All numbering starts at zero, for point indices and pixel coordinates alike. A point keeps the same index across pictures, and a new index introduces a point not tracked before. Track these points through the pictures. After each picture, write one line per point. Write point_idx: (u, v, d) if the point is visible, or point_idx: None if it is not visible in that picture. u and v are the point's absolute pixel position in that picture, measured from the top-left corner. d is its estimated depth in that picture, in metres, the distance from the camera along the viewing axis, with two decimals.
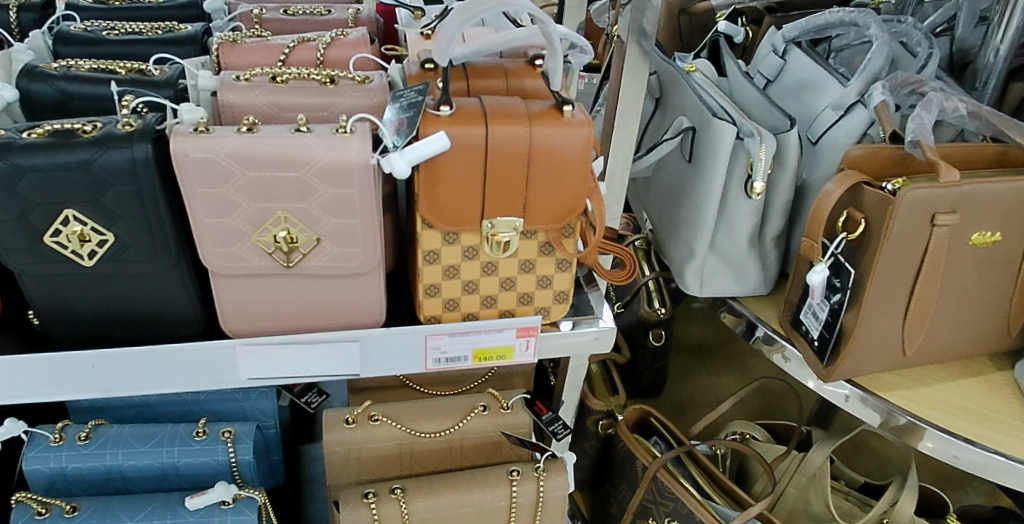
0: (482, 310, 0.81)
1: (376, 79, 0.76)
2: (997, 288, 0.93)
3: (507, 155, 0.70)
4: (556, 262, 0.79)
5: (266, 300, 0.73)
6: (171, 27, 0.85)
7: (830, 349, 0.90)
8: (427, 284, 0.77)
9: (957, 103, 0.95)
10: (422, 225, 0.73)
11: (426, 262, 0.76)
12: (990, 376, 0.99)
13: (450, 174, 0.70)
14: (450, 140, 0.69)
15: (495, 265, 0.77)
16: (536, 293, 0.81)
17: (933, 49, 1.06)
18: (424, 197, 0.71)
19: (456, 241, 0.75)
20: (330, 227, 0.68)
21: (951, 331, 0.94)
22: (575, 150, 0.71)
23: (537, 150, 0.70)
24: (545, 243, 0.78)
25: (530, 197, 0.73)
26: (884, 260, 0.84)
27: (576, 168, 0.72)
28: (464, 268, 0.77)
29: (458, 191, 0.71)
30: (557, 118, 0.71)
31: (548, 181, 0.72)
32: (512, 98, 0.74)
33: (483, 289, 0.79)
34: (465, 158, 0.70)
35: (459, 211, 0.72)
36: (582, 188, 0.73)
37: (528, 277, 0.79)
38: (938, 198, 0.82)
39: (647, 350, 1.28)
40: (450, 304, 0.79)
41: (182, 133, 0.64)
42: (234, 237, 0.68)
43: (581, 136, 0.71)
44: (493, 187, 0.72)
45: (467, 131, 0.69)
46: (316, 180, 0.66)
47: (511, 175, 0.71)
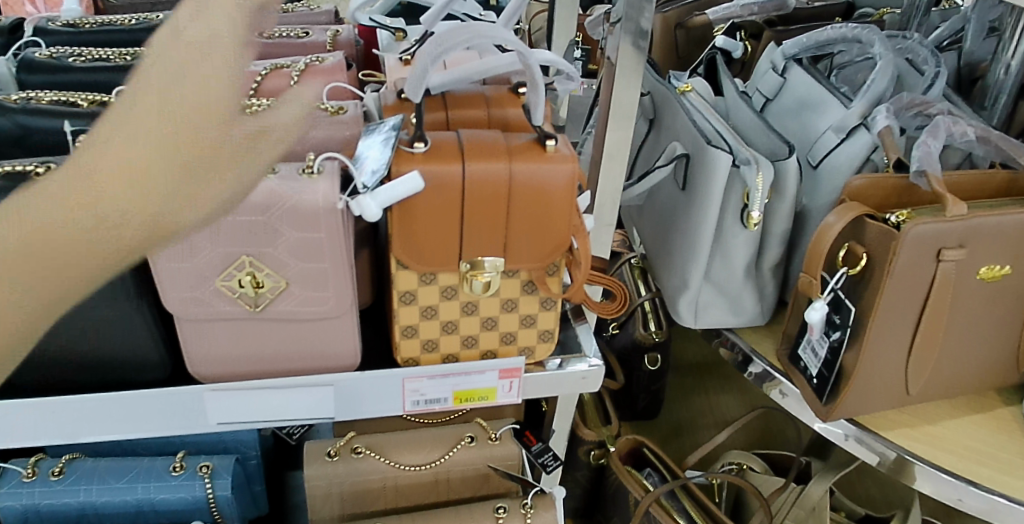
0: (462, 351, 0.77)
1: (350, 110, 0.72)
2: (1004, 323, 0.90)
3: (485, 195, 0.66)
4: (540, 301, 0.76)
5: (235, 344, 0.70)
6: (140, 52, 0.82)
7: (829, 387, 0.86)
8: (404, 325, 0.74)
9: (966, 127, 0.91)
10: (397, 266, 0.70)
11: (402, 302, 0.73)
12: (996, 412, 0.96)
13: (426, 214, 0.67)
14: (425, 180, 0.65)
15: (475, 304, 0.74)
16: (519, 333, 0.77)
17: (941, 67, 1.01)
18: (398, 238, 0.68)
19: (434, 281, 0.72)
20: (298, 271, 0.65)
21: (957, 367, 0.91)
22: (558, 187, 0.67)
23: (518, 188, 0.66)
24: (528, 282, 0.75)
25: (511, 236, 0.69)
26: (887, 296, 0.80)
27: (561, 206, 0.68)
28: (442, 309, 0.74)
29: (433, 232, 0.68)
30: (539, 153, 0.67)
31: (530, 220, 0.68)
32: (492, 131, 0.70)
33: (463, 329, 0.76)
34: (441, 198, 0.66)
35: (436, 253, 0.69)
36: (566, 226, 0.69)
37: (511, 316, 0.76)
38: (944, 233, 0.79)
39: (642, 374, 1.24)
40: (429, 345, 0.76)
41: None
42: (198, 282, 0.65)
43: (564, 172, 0.67)
44: (470, 227, 0.68)
45: (443, 169, 0.65)
46: (281, 224, 0.62)
47: (490, 215, 0.67)
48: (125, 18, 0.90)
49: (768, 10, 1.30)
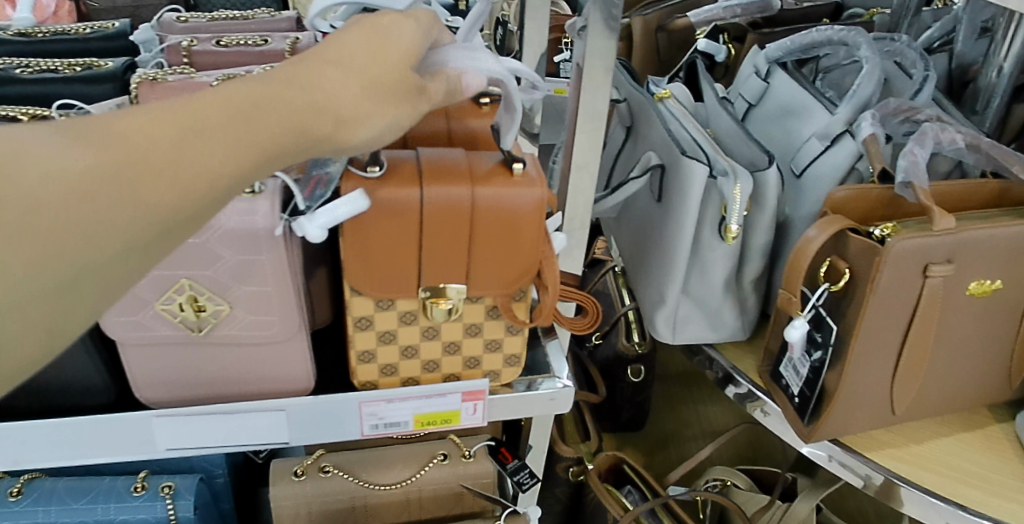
0: (424, 375, 0.75)
1: None
2: (995, 340, 0.88)
3: (446, 220, 0.63)
4: (506, 325, 0.73)
5: (180, 369, 0.67)
6: (91, 63, 0.78)
7: (811, 407, 0.83)
8: (361, 350, 0.71)
9: (954, 135, 0.90)
10: (352, 292, 0.67)
11: (357, 328, 0.69)
12: (987, 429, 0.94)
13: (383, 240, 0.63)
14: (380, 204, 0.61)
15: (436, 330, 0.71)
16: (484, 357, 0.74)
17: (930, 71, 1.04)
18: (351, 264, 0.64)
19: (391, 307, 0.69)
20: (241, 294, 0.62)
21: (948, 385, 0.88)
22: (526, 215, 0.64)
23: (482, 214, 0.63)
24: (492, 308, 0.71)
25: (475, 263, 0.66)
26: (869, 315, 0.76)
27: (530, 232, 0.65)
28: (401, 334, 0.70)
29: (390, 259, 0.64)
30: (507, 177, 0.64)
31: (495, 247, 0.65)
32: (455, 151, 0.67)
33: (424, 353, 0.73)
34: (399, 223, 0.63)
35: (393, 280, 0.66)
36: (534, 254, 0.66)
37: (475, 340, 0.73)
38: (931, 248, 0.76)
39: (625, 386, 1.21)
40: (388, 369, 0.73)
41: None
42: (137, 306, 0.62)
43: (533, 199, 0.63)
44: (431, 254, 0.64)
45: (400, 194, 0.62)
46: (220, 246, 0.59)
47: (452, 241, 0.64)
48: (80, 27, 0.87)
49: (753, 11, 1.27)
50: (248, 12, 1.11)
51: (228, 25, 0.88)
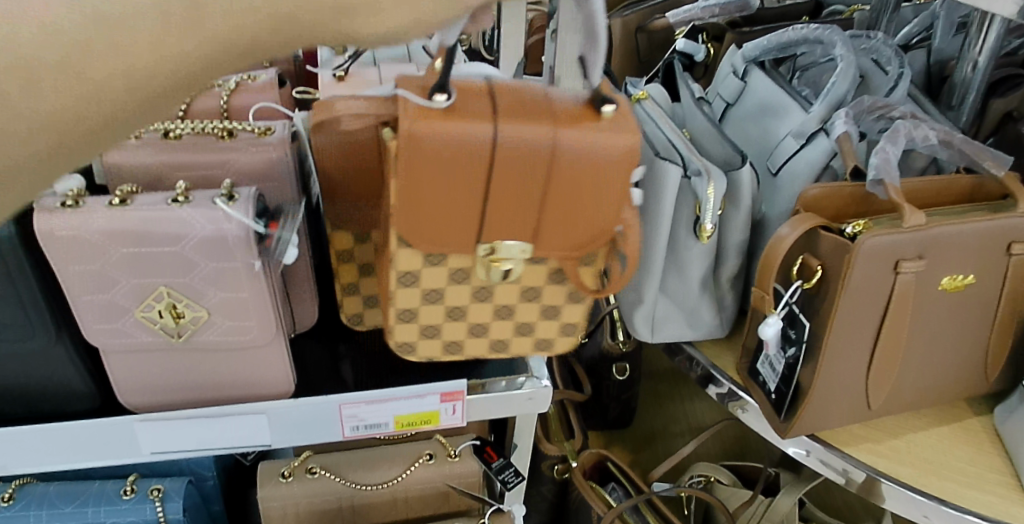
0: (468, 338, 0.74)
1: (278, 129, 0.69)
2: (970, 334, 0.89)
3: (517, 162, 0.60)
4: (568, 293, 0.73)
5: (162, 375, 0.68)
6: None
7: (787, 404, 0.84)
8: (401, 309, 0.70)
9: (928, 132, 0.92)
10: (398, 244, 0.65)
11: (402, 283, 0.68)
12: (968, 422, 0.95)
13: (447, 182, 0.61)
14: (451, 141, 0.59)
15: (488, 291, 0.71)
16: (537, 325, 0.74)
17: (904, 68, 1.07)
18: (401, 209, 0.62)
19: (441, 263, 0.68)
20: (218, 301, 0.63)
21: (926, 380, 0.89)
22: (613, 162, 0.61)
23: (560, 159, 0.60)
24: (554, 270, 0.70)
25: (546, 220, 0.64)
26: (841, 311, 0.78)
27: (616, 193, 0.63)
28: (449, 295, 0.70)
29: (452, 205, 0.62)
30: (598, 123, 0.61)
31: (568, 199, 0.63)
32: (533, 93, 0.63)
33: (472, 316, 0.73)
34: (470, 167, 0.60)
35: (449, 231, 0.64)
36: (610, 210, 0.64)
37: (532, 306, 0.73)
38: (902, 244, 0.77)
39: (611, 384, 1.23)
40: (430, 330, 0.73)
41: (47, 210, 0.59)
42: (116, 313, 0.63)
43: (622, 144, 0.60)
44: (498, 205, 0.62)
45: (469, 130, 0.59)
46: (196, 254, 0.61)
47: (526, 191, 0.62)
48: None
49: (732, 10, 1.23)
50: None
51: None
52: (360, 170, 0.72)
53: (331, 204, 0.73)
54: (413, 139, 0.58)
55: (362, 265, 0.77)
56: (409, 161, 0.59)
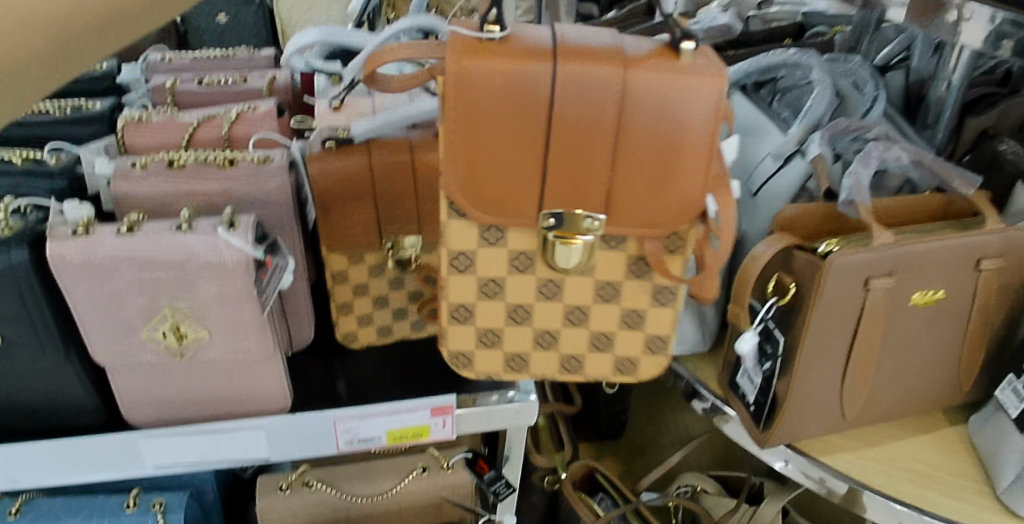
0: (536, 349, 0.76)
1: (277, 159, 0.73)
2: (943, 347, 0.93)
3: (581, 105, 0.61)
4: (652, 294, 0.73)
5: (166, 392, 0.72)
6: (79, 105, 0.85)
7: (765, 415, 0.88)
8: (455, 304, 0.73)
9: (899, 153, 0.95)
10: (449, 214, 0.68)
11: (455, 269, 0.71)
12: (944, 431, 0.99)
13: (501, 129, 0.63)
14: (503, 80, 0.61)
15: (554, 286, 0.72)
16: (617, 334, 0.75)
17: (880, 91, 1.13)
18: (459, 160, 0.64)
19: (501, 243, 0.69)
20: (218, 322, 0.67)
21: (900, 391, 0.93)
22: (689, 109, 0.62)
23: (627, 101, 0.62)
24: (635, 262, 0.71)
25: (615, 177, 0.65)
26: (814, 325, 0.82)
27: (691, 145, 0.63)
28: (509, 290, 0.72)
29: (509, 155, 0.64)
30: (672, 63, 0.62)
31: (639, 150, 0.63)
32: (601, 39, 0.65)
33: (540, 321, 0.74)
34: (524, 111, 0.62)
35: (507, 190, 0.65)
36: (689, 167, 0.64)
37: (611, 308, 0.73)
38: (871, 262, 0.81)
39: (602, 397, 1.26)
40: (489, 337, 0.75)
41: (60, 236, 0.63)
42: (123, 334, 0.67)
43: (698, 86, 0.61)
44: (558, 155, 0.63)
45: (526, 72, 0.61)
46: (198, 278, 0.64)
47: (589, 140, 0.63)
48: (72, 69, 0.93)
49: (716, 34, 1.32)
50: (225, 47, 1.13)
51: (210, 64, 0.94)
52: (353, 195, 0.75)
53: (327, 227, 0.76)
54: (460, 79, 0.61)
55: (357, 285, 0.81)
56: (458, 104, 0.62)
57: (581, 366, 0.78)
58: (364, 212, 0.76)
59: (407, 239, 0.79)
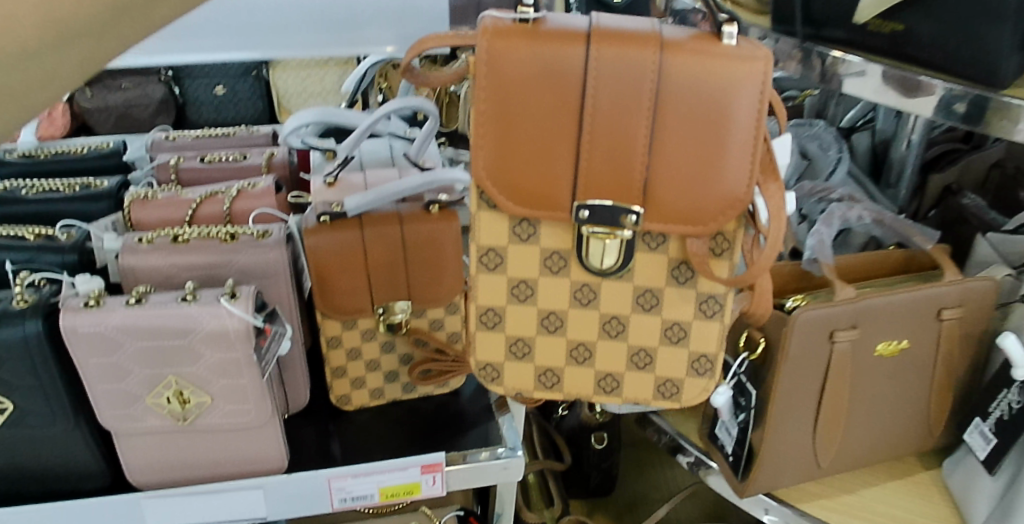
0: (570, 365, 0.76)
1: (275, 233, 0.78)
2: (911, 396, 0.97)
3: (616, 92, 0.62)
4: (697, 304, 0.72)
5: (169, 455, 0.75)
6: (88, 182, 0.89)
7: (743, 465, 0.92)
8: (484, 307, 0.74)
9: (861, 213, 1.00)
10: (479, 204, 0.69)
11: (484, 266, 0.72)
12: (918, 476, 1.03)
13: (535, 111, 0.64)
14: (536, 61, 0.62)
15: (591, 290, 0.72)
16: (658, 351, 0.74)
17: (842, 153, 1.19)
18: (491, 148, 0.66)
19: (535, 240, 0.71)
20: (220, 388, 0.71)
21: (872, 439, 0.97)
22: (729, 96, 0.62)
23: (667, 88, 0.62)
24: (677, 265, 0.71)
25: (653, 165, 0.65)
26: (784, 378, 0.86)
27: (734, 131, 0.63)
28: (541, 293, 0.73)
29: (542, 140, 0.65)
30: (711, 49, 0.63)
31: (680, 141, 0.64)
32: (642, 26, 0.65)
33: (574, 327, 0.74)
34: (558, 94, 0.63)
35: (539, 179, 0.66)
36: (732, 160, 0.64)
37: (651, 319, 0.73)
38: (835, 316, 0.86)
39: (591, 453, 1.29)
40: (520, 345, 0.76)
41: (73, 309, 0.68)
42: (129, 400, 0.71)
43: (740, 73, 0.62)
44: (594, 140, 0.64)
45: (563, 57, 0.62)
46: (201, 347, 0.69)
47: (627, 124, 0.63)
48: (79, 148, 0.98)
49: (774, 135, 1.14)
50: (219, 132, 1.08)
51: (211, 142, 1.00)
52: (347, 264, 0.80)
53: (324, 295, 0.82)
54: (493, 60, 0.63)
55: (350, 349, 0.87)
56: (492, 83, 0.63)
57: (619, 386, 0.76)
58: (356, 280, 0.81)
59: (398, 303, 0.84)
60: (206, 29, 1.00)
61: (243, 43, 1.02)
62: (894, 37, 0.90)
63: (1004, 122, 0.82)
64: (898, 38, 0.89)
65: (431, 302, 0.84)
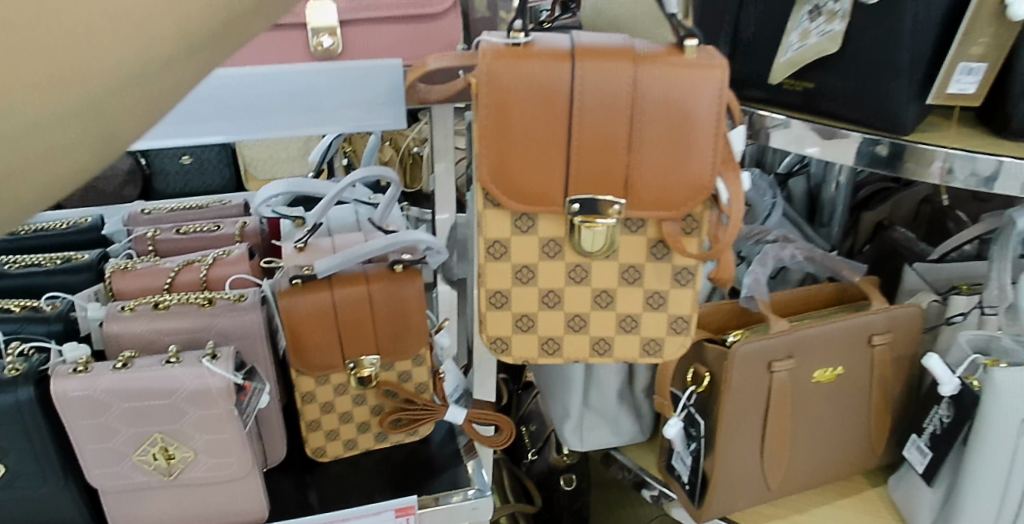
0: (569, 334, 0.77)
1: (250, 296, 0.84)
2: (851, 418, 1.05)
3: (601, 99, 0.65)
4: (672, 275, 0.74)
5: (154, 510, 0.79)
6: (70, 255, 0.94)
7: (698, 492, 0.99)
8: (492, 290, 0.75)
9: (793, 252, 1.09)
10: (484, 205, 0.71)
11: (491, 256, 0.73)
12: (864, 494, 1.11)
13: (530, 121, 0.66)
14: (528, 76, 0.65)
15: (583, 269, 0.74)
16: (643, 316, 0.76)
17: (776, 198, 1.28)
18: (488, 159, 0.68)
19: (533, 232, 0.72)
20: (203, 443, 0.76)
21: (818, 460, 1.04)
22: (701, 101, 0.66)
23: (645, 94, 0.65)
24: (654, 242, 0.73)
25: (635, 162, 0.67)
26: (728, 408, 0.94)
27: (703, 133, 0.66)
28: (541, 275, 0.74)
29: (535, 145, 0.67)
30: (679, 59, 0.66)
31: (660, 142, 0.67)
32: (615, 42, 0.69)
33: (569, 304, 0.75)
34: (548, 104, 0.66)
35: (534, 181, 0.68)
36: (706, 159, 0.67)
37: (634, 291, 0.75)
38: (770, 348, 0.94)
39: (562, 494, 1.34)
40: (524, 321, 0.76)
41: (62, 374, 0.73)
42: (116, 458, 0.75)
43: (709, 82, 0.65)
44: (582, 143, 0.66)
45: (550, 70, 0.65)
46: (185, 405, 0.74)
47: (610, 128, 0.66)
48: (60, 222, 1.03)
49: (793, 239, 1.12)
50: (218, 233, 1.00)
51: (186, 213, 1.06)
52: (318, 324, 0.87)
53: (298, 354, 0.87)
54: (492, 76, 0.65)
55: (323, 402, 0.92)
56: (491, 96, 0.65)
57: (611, 348, 0.77)
58: (327, 338, 0.87)
59: (366, 358, 0.90)
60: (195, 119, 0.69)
61: (244, 130, 0.70)
62: (807, 94, 0.98)
63: (915, 165, 0.90)
64: (810, 95, 0.98)
65: (399, 356, 0.91)
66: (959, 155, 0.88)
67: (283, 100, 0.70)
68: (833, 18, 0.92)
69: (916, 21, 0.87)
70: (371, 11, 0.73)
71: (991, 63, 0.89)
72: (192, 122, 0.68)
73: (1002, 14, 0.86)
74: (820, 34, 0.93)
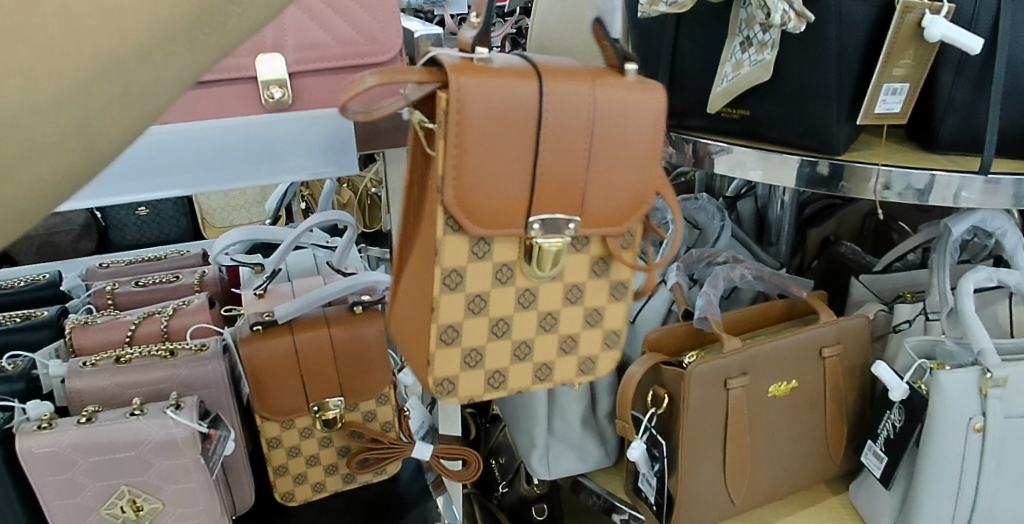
0: (513, 365, 0.75)
1: (212, 344, 0.86)
2: (809, 430, 1.08)
3: (563, 119, 0.65)
4: (609, 291, 0.76)
5: None
6: (28, 313, 0.94)
7: (666, 511, 1.01)
8: (444, 325, 0.71)
9: (743, 271, 1.13)
10: (445, 229, 0.67)
11: (447, 288, 0.69)
12: (828, 502, 1.14)
13: (496, 141, 0.64)
14: (495, 94, 0.63)
15: (531, 292, 0.73)
16: (582, 336, 0.77)
17: (725, 221, 1.32)
18: (454, 181, 0.65)
19: (488, 257, 0.70)
20: (171, 492, 0.76)
21: (778, 472, 1.07)
22: (647, 121, 0.69)
23: (603, 115, 0.67)
24: (597, 259, 0.75)
25: (590, 181, 0.69)
26: (689, 426, 0.97)
27: (644, 152, 0.70)
28: (492, 303, 0.72)
29: (497, 163, 0.65)
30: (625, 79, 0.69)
31: (611, 159, 0.69)
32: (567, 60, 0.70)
33: (517, 331, 0.74)
34: (513, 124, 0.64)
35: (498, 200, 0.66)
36: (648, 175, 0.71)
37: (576, 309, 0.76)
38: (726, 366, 0.97)
39: None
40: (473, 358, 0.73)
41: (26, 432, 0.72)
42: (83, 513, 0.75)
43: (655, 104, 0.69)
44: (544, 162, 0.66)
45: (516, 90, 0.64)
46: (151, 455, 0.74)
47: (572, 148, 0.67)
48: (16, 280, 1.02)
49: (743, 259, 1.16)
50: (174, 275, 1.01)
51: (144, 266, 1.06)
52: (282, 370, 0.88)
53: (260, 399, 0.88)
54: (463, 95, 0.62)
55: (290, 447, 0.92)
56: (466, 118, 0.63)
57: (551, 373, 0.78)
58: (291, 383, 0.88)
59: (331, 400, 0.91)
60: (139, 176, 0.68)
61: (191, 181, 0.70)
62: (745, 121, 1.01)
63: (854, 185, 0.95)
64: (748, 121, 1.01)
65: (363, 396, 0.92)
66: (893, 171, 0.93)
67: (232, 152, 0.72)
68: (763, 47, 0.93)
69: (841, 46, 0.91)
70: (318, 62, 0.75)
71: (912, 84, 0.95)
72: (144, 176, 0.69)
73: (918, 36, 0.91)
74: (752, 64, 0.94)
